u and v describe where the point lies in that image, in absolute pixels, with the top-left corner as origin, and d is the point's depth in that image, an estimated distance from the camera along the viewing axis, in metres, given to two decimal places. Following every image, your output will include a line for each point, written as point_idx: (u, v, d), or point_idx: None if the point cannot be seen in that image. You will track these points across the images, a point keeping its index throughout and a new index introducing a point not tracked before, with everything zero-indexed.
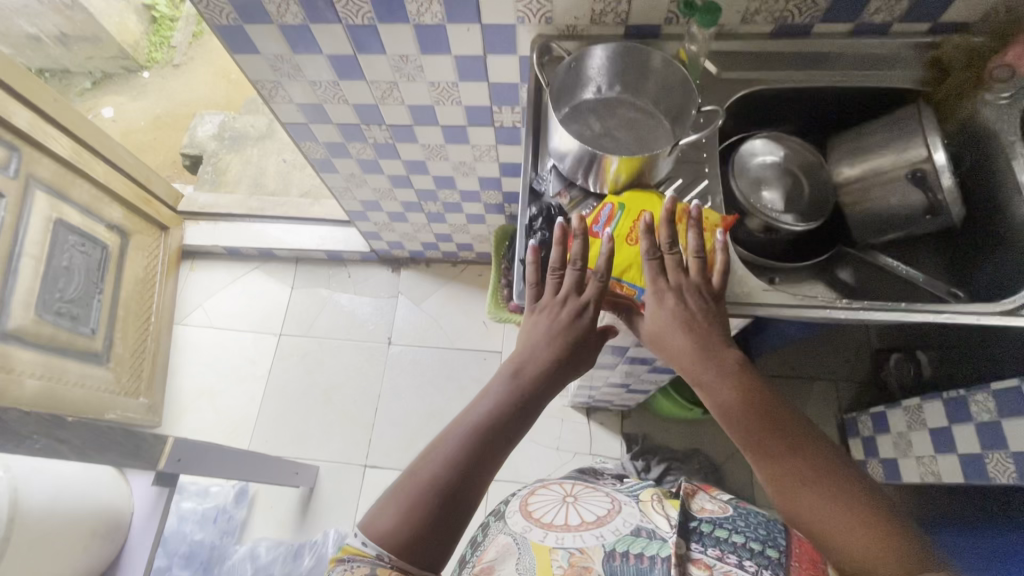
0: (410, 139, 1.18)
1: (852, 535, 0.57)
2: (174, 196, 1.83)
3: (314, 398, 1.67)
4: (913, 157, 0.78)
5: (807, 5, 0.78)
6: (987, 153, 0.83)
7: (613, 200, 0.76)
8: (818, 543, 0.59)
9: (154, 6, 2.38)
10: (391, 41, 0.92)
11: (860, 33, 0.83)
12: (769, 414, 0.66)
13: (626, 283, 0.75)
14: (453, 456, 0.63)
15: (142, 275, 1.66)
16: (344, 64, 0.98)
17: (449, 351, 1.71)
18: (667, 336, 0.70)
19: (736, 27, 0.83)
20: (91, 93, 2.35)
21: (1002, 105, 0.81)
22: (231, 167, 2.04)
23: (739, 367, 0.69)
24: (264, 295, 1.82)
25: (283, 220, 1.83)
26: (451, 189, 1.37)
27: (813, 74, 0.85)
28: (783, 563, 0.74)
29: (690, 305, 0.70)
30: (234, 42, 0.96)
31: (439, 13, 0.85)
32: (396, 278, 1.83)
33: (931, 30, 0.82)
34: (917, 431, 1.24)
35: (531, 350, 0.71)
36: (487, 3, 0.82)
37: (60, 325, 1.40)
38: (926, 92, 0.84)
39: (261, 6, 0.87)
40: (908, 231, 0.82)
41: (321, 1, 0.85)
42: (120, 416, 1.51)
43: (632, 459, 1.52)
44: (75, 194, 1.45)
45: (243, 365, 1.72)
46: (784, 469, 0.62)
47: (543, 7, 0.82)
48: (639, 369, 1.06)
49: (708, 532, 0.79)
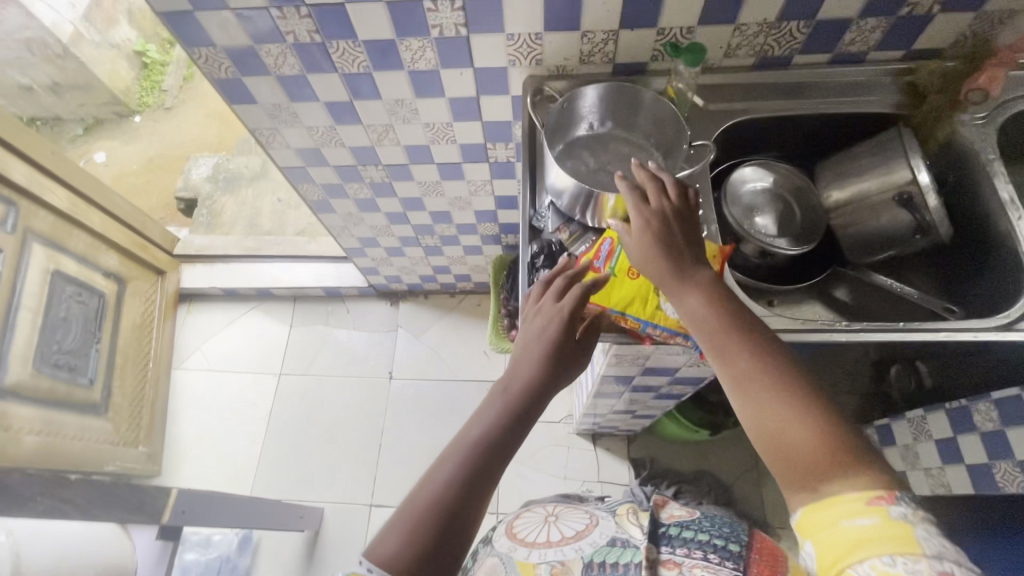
0: (407, 178, 1.20)
1: (800, 441, 0.54)
2: (170, 240, 1.84)
3: (316, 437, 1.65)
4: (898, 179, 0.81)
5: (786, 39, 0.82)
6: (968, 171, 0.86)
7: (612, 235, 0.76)
8: (769, 446, 0.56)
9: (145, 52, 2.43)
10: (387, 87, 0.95)
11: (838, 62, 0.86)
12: (739, 327, 0.62)
13: (631, 317, 0.71)
14: (452, 481, 0.57)
15: (139, 321, 1.65)
16: (341, 110, 1.01)
17: (451, 383, 1.71)
18: (645, 249, 0.66)
19: (719, 61, 0.87)
20: (83, 139, 2.36)
21: (978, 125, 0.86)
22: (226, 208, 2.06)
23: (716, 283, 0.65)
24: (263, 334, 1.81)
25: (280, 258, 1.83)
26: (447, 223, 1.39)
27: (794, 103, 0.88)
28: (743, 555, 0.83)
29: (671, 224, 0.67)
30: (232, 94, 0.98)
31: (433, 60, 0.88)
32: (395, 311, 1.83)
33: (904, 57, 0.85)
34: (924, 443, 1.24)
35: (527, 356, 0.66)
36: (479, 48, 0.85)
37: (57, 377, 1.38)
38: (905, 115, 0.87)
39: (259, 59, 0.90)
40: (900, 250, 0.84)
41: (318, 53, 0.88)
42: (120, 467, 1.49)
43: (641, 484, 1.51)
44: (72, 244, 1.46)
45: (243, 407, 1.70)
46: (747, 377, 0.59)
47: (533, 50, 0.85)
48: (644, 395, 1.06)
49: (676, 534, 0.88)
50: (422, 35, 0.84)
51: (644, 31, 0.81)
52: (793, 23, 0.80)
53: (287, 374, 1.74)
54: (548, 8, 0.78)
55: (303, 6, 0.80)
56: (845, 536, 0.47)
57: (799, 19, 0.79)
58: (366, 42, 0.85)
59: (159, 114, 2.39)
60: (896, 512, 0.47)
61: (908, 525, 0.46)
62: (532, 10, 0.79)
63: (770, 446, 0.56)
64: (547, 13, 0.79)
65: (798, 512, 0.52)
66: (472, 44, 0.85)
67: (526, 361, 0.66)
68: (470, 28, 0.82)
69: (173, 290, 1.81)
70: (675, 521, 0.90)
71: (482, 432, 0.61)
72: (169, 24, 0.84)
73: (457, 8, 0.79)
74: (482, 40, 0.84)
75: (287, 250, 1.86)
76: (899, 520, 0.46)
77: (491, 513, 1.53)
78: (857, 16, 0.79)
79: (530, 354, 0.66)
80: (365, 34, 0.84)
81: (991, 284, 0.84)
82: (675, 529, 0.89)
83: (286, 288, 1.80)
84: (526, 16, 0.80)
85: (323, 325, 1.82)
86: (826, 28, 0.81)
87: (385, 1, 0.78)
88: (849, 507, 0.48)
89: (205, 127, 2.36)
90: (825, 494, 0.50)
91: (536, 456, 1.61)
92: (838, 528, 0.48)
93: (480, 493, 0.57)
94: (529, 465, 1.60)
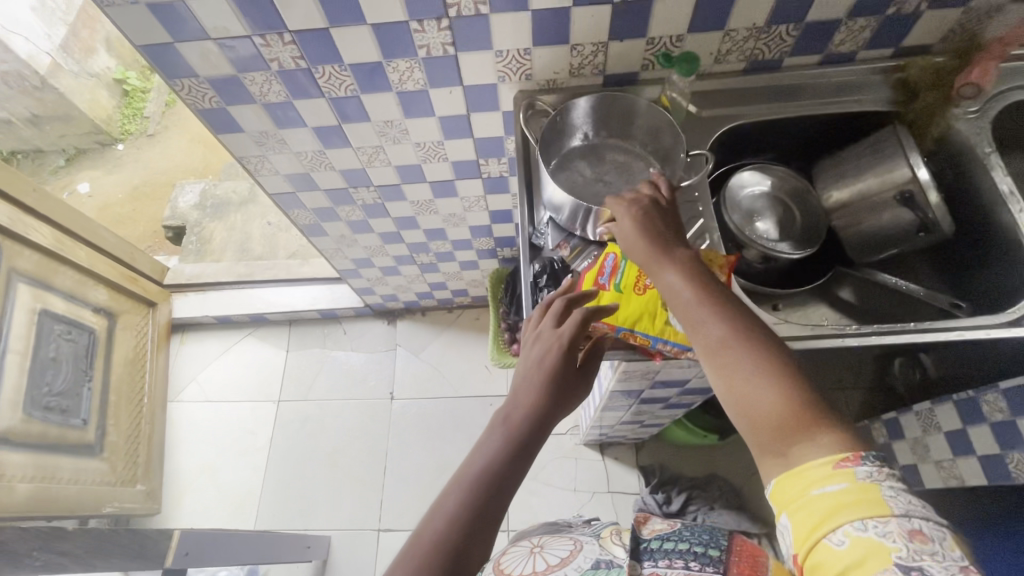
0: (399, 198, 1.18)
1: (768, 406, 0.51)
2: (160, 270, 1.81)
3: (319, 463, 1.62)
4: (898, 178, 0.80)
5: (776, 43, 0.82)
6: (966, 165, 0.86)
7: (615, 250, 0.75)
8: (740, 413, 0.53)
9: (125, 80, 2.40)
10: (374, 108, 0.93)
11: (829, 62, 0.86)
12: (713, 296, 0.59)
13: (639, 333, 0.70)
14: (459, 513, 0.52)
15: (131, 356, 1.61)
16: (329, 133, 0.99)
17: (453, 400, 1.68)
18: (625, 231, 0.67)
19: (710, 67, 0.86)
20: (66, 170, 2.33)
21: (972, 118, 0.86)
22: (215, 235, 2.03)
23: (692, 260, 0.63)
24: (259, 361, 1.78)
25: (273, 283, 1.80)
26: (442, 239, 1.38)
27: (788, 106, 0.87)
28: (724, 560, 0.77)
29: (649, 210, 0.67)
30: (218, 123, 0.96)
31: (421, 80, 0.87)
32: (392, 330, 1.81)
33: (895, 54, 0.85)
34: (933, 436, 1.23)
35: (531, 375, 0.63)
36: (468, 66, 0.84)
37: (49, 421, 1.34)
38: (899, 112, 0.87)
39: (244, 88, 0.88)
40: (903, 248, 0.83)
41: (303, 79, 0.86)
42: (119, 508, 1.45)
43: (652, 493, 1.49)
44: (59, 281, 1.42)
45: (242, 437, 1.66)
46: (718, 344, 0.56)
47: (523, 66, 0.84)
48: (652, 406, 1.05)
49: (657, 548, 0.82)
50: (409, 56, 0.83)
51: (633, 42, 0.80)
52: (783, 27, 0.79)
53: (286, 400, 1.71)
54: (536, 24, 0.77)
55: (286, 32, 0.78)
56: (815, 505, 0.45)
57: (788, 22, 0.79)
58: (352, 66, 0.84)
59: (142, 142, 2.36)
60: (862, 473, 0.45)
61: (873, 486, 0.44)
62: (520, 26, 0.78)
63: (740, 410, 0.53)
64: (535, 29, 0.78)
65: (772, 482, 0.50)
66: (460, 62, 0.84)
67: (530, 381, 0.62)
68: (458, 47, 0.81)
69: (165, 321, 1.77)
70: (655, 534, 0.86)
71: (487, 458, 0.57)
72: (149, 57, 0.82)
73: (443, 28, 0.78)
74: (470, 58, 0.83)
75: (280, 274, 1.84)
76: (865, 478, 0.44)
77: (502, 531, 1.51)
78: (846, 16, 0.78)
79: (534, 374, 0.62)
80: (351, 58, 0.83)
81: (997, 278, 0.84)
82: (655, 541, 0.84)
83: (280, 312, 1.77)
84: (513, 33, 0.79)
85: (320, 348, 1.79)
86: (815, 30, 0.80)
87: (370, 24, 0.77)
88: (818, 474, 0.46)
89: (190, 152, 2.33)
90: (793, 459, 0.48)
91: (544, 470, 1.59)
92: (809, 499, 0.46)
93: (488, 523, 0.53)
94: (537, 479, 1.57)
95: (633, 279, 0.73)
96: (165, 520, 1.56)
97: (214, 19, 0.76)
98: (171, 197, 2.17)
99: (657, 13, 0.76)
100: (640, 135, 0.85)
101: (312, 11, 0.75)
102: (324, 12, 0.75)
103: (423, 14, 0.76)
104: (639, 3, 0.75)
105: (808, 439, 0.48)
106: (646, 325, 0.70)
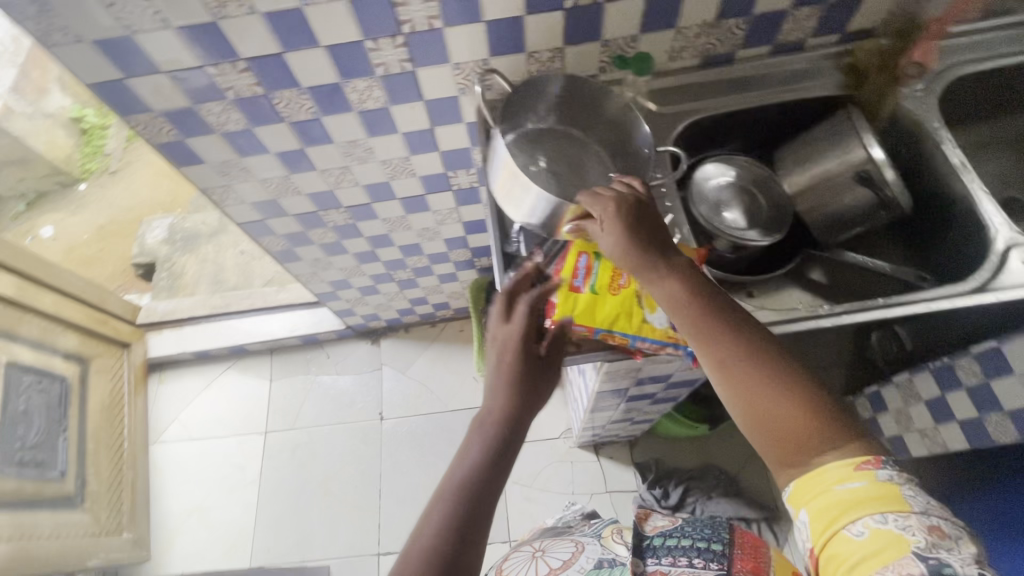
0: (370, 217, 1.18)
1: (792, 420, 0.54)
2: (132, 309, 1.76)
3: (312, 492, 1.58)
4: (855, 159, 0.82)
5: (727, 36, 0.84)
6: (918, 142, 0.89)
7: (587, 251, 0.74)
8: (761, 429, 0.56)
9: (82, 118, 2.35)
10: (338, 130, 0.92)
11: (779, 53, 0.89)
12: (717, 308, 0.61)
13: (617, 333, 0.71)
14: (445, 528, 0.52)
15: (108, 401, 1.56)
16: (293, 157, 0.98)
17: (444, 414, 1.67)
18: (613, 238, 0.65)
19: (666, 65, 0.88)
20: (26, 215, 2.26)
21: (917, 96, 0.90)
22: (187, 269, 1.99)
23: (689, 270, 0.64)
24: (242, 393, 1.73)
25: (250, 312, 1.77)
26: (418, 255, 1.37)
27: (744, 97, 0.89)
28: (726, 553, 0.83)
29: (636, 214, 0.66)
30: (177, 157, 0.94)
31: (382, 97, 0.86)
32: (376, 350, 1.79)
33: (841, 39, 0.88)
34: (914, 405, 1.26)
35: (502, 378, 0.62)
36: (427, 80, 0.84)
37: (24, 477, 1.30)
38: (851, 94, 0.89)
39: (202, 118, 0.87)
40: (866, 227, 0.86)
41: (263, 105, 0.85)
42: (104, 560, 1.40)
43: (650, 488, 1.49)
44: (24, 330, 1.38)
45: (231, 474, 1.62)
46: (732, 359, 0.58)
47: (483, 76, 0.85)
48: (640, 402, 1.05)
49: (660, 544, 0.87)
50: (367, 75, 0.82)
51: (589, 46, 0.82)
52: (732, 21, 0.81)
53: (273, 431, 1.67)
54: (492, 34, 0.78)
55: (240, 61, 0.78)
56: (836, 500, 0.50)
57: (737, 16, 0.81)
58: (310, 89, 0.83)
59: (104, 180, 2.31)
60: (883, 475, 0.50)
61: (893, 485, 0.49)
62: (476, 38, 0.78)
63: (758, 423, 0.56)
64: (491, 39, 0.79)
65: (789, 483, 0.54)
66: (419, 77, 0.84)
67: (501, 385, 0.62)
68: (416, 63, 0.81)
69: (141, 361, 1.72)
70: (660, 533, 0.89)
71: (468, 470, 0.57)
72: (100, 93, 0.80)
73: (400, 45, 0.78)
74: (429, 73, 0.83)
75: (257, 303, 1.80)
76: (886, 480, 0.50)
77: (504, 542, 1.49)
78: (791, 7, 0.81)
79: (505, 376, 0.62)
80: (309, 81, 0.82)
81: (958, 250, 0.86)
82: (661, 540, 0.87)
83: (260, 342, 1.74)
84: (470, 45, 0.79)
85: (303, 374, 1.76)
86: (763, 22, 0.82)
87: (325, 46, 0.77)
88: (835, 474, 0.51)
89: (155, 187, 2.28)
90: (814, 466, 0.53)
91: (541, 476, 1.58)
92: (830, 494, 0.51)
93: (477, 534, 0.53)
94: (534, 486, 1.56)
95: (608, 279, 0.73)
96: (156, 568, 1.51)
97: (165, 53, 0.75)
98: (139, 234, 2.12)
99: (609, 16, 0.77)
100: (599, 127, 0.84)
101: (265, 37, 0.74)
102: (278, 37, 0.75)
103: (377, 33, 0.76)
104: (591, 7, 0.76)
105: (823, 450, 0.53)
106: (626, 324, 0.71)
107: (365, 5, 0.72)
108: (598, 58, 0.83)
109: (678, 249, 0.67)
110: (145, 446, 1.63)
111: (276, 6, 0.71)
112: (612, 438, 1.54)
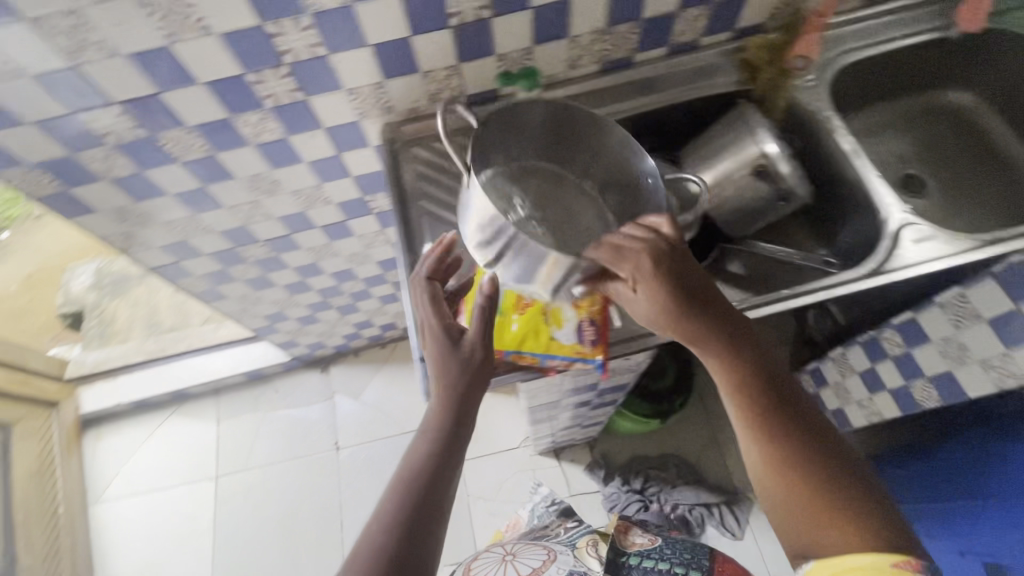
0: (293, 247, 1.14)
1: (834, 521, 0.56)
2: (60, 365, 1.66)
3: (270, 533, 1.53)
4: (751, 154, 0.83)
5: (621, 41, 0.84)
6: (812, 128, 0.92)
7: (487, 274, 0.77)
8: (797, 523, 0.57)
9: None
10: (238, 166, 0.89)
11: (673, 53, 0.90)
12: (777, 400, 0.62)
13: (527, 353, 0.72)
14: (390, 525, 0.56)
15: (35, 467, 1.47)
16: (196, 197, 0.93)
17: (402, 437, 1.63)
18: (653, 319, 0.63)
19: (565, 72, 0.88)
20: None
21: (808, 86, 0.93)
22: (119, 315, 1.90)
23: (750, 358, 0.64)
24: (187, 439, 1.66)
25: (187, 354, 1.70)
26: (352, 278, 1.33)
27: (646, 100, 0.91)
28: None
29: (691, 292, 0.62)
30: (64, 206, 0.89)
31: (278, 129, 0.84)
32: (327, 376, 1.73)
33: (734, 37, 0.90)
34: (850, 377, 1.29)
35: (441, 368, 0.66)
36: (322, 108, 0.82)
37: None
38: (749, 89, 0.91)
39: (88, 161, 0.81)
40: (769, 217, 0.88)
41: (148, 145, 0.81)
42: None
43: (609, 483, 1.52)
44: None
45: (181, 525, 1.55)
46: (780, 447, 0.59)
47: (380, 98, 0.83)
48: (585, 408, 1.06)
49: (637, 564, 0.94)
50: (256, 108, 0.80)
51: (484, 60, 0.81)
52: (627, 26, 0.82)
53: (224, 474, 1.60)
54: (383, 59, 0.76)
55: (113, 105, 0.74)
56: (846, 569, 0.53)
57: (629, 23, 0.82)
58: (198, 127, 0.80)
59: (24, 225, 2.07)
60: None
61: None
62: (361, 63, 0.76)
63: (791, 516, 0.58)
64: (380, 61, 0.76)
65: (812, 561, 0.56)
66: (312, 106, 0.81)
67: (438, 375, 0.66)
68: (307, 91, 0.79)
69: (72, 418, 1.63)
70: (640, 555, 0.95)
71: (419, 456, 0.63)
72: None
73: (284, 74, 0.75)
74: (326, 98, 0.80)
75: (194, 343, 1.73)
76: None
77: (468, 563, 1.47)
78: (679, 8, 0.82)
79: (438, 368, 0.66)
80: (194, 117, 0.78)
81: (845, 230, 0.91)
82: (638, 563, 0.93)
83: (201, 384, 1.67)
84: (359, 70, 0.77)
85: (253, 413, 1.69)
86: (655, 23, 0.83)
87: (204, 82, 0.73)
88: (871, 563, 0.53)
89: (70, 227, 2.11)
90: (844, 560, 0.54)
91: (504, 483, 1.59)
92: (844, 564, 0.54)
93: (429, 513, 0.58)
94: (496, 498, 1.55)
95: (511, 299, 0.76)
96: None
97: (29, 106, 0.71)
98: (58, 281, 1.98)
99: (494, 32, 0.77)
100: (529, 157, 0.81)
101: (135, 77, 0.71)
102: (152, 77, 0.71)
103: (257, 64, 0.73)
104: (477, 23, 0.75)
105: (850, 540, 0.54)
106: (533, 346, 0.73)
107: (238, 37, 0.69)
108: (495, 71, 0.82)
109: (743, 329, 0.65)
110: (84, 509, 1.55)
111: (139, 46, 0.68)
112: (570, 441, 1.55)
